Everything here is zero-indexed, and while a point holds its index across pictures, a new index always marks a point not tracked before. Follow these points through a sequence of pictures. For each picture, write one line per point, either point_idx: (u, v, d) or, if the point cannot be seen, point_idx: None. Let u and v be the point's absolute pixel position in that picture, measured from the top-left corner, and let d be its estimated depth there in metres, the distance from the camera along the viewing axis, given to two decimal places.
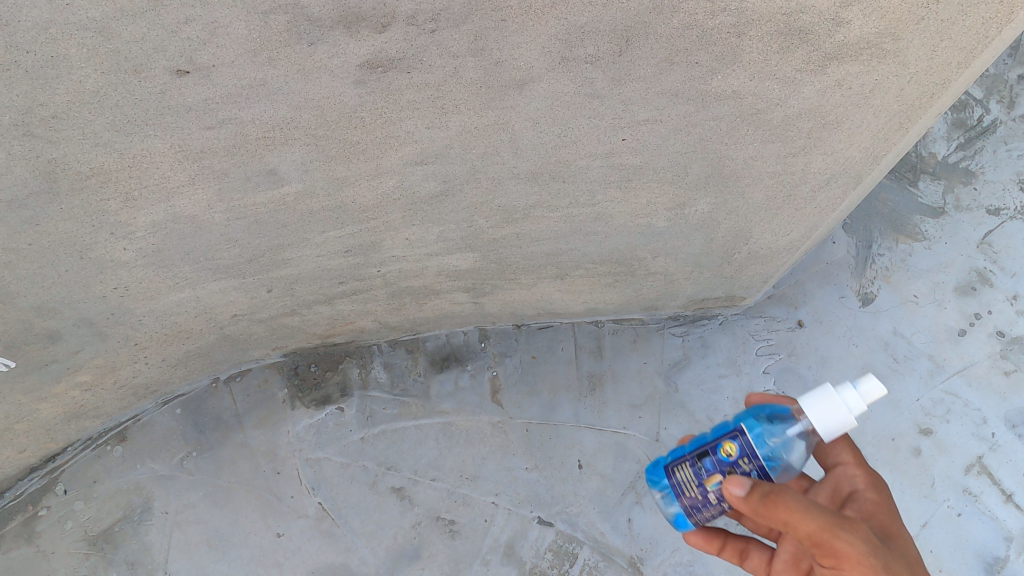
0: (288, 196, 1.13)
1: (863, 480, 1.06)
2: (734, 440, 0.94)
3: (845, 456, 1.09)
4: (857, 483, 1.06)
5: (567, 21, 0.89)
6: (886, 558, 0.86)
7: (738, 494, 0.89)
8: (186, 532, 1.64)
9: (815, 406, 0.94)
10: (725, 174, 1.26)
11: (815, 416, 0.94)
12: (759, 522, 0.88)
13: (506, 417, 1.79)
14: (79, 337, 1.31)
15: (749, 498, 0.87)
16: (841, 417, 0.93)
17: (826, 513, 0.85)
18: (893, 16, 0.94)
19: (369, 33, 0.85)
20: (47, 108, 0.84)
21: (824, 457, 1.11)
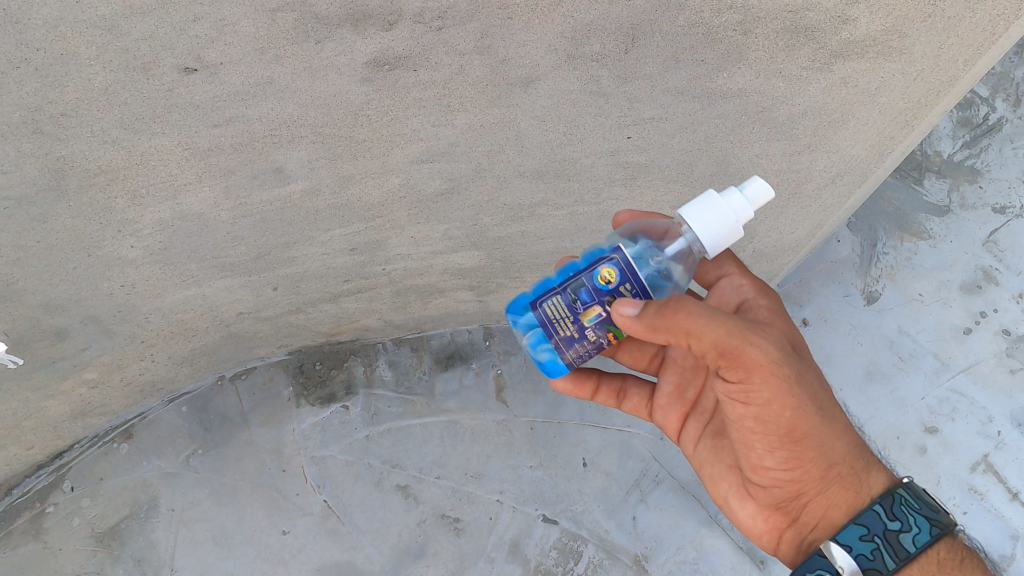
0: (294, 194, 1.13)
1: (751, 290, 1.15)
2: (613, 264, 0.89)
3: (729, 268, 1.18)
4: (745, 292, 1.16)
5: (573, 19, 0.89)
6: (793, 366, 0.98)
7: (630, 307, 0.89)
8: (192, 529, 1.65)
9: (702, 211, 0.91)
10: (730, 172, 1.26)
11: (703, 223, 0.91)
12: (656, 337, 0.91)
13: (511, 415, 1.79)
14: (86, 334, 1.31)
15: (644, 313, 0.89)
16: (727, 222, 0.91)
17: (725, 325, 0.93)
18: (899, 13, 0.94)
19: (376, 31, 0.86)
20: (56, 106, 0.84)
21: (708, 272, 1.20)
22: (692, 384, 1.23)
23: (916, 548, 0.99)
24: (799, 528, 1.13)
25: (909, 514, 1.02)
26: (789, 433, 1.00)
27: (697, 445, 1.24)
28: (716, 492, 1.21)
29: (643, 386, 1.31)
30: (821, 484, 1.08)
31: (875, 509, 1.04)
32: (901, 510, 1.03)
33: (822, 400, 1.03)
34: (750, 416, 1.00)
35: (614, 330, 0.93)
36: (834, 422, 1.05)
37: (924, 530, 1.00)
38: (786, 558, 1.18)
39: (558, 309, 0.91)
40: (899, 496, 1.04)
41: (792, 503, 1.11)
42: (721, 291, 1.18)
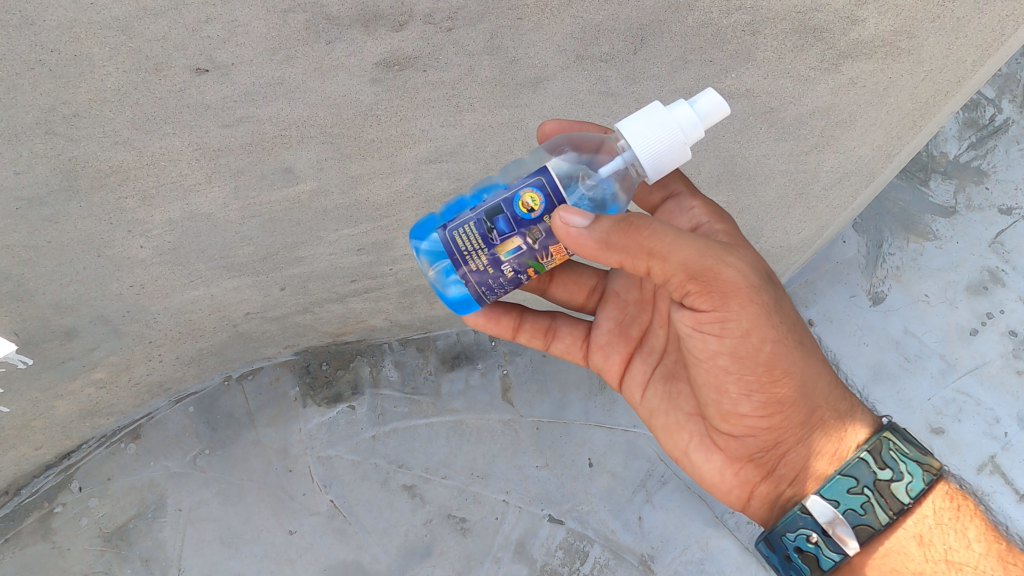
0: (302, 194, 1.14)
1: (704, 213, 1.12)
2: (535, 188, 0.86)
3: (678, 189, 1.15)
4: (699, 216, 1.12)
5: (582, 19, 0.90)
6: (769, 295, 1.00)
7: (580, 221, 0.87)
8: (200, 529, 1.65)
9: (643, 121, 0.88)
10: (737, 173, 1.26)
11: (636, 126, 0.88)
12: (607, 254, 0.90)
13: (517, 415, 1.80)
14: (96, 334, 1.32)
15: (597, 227, 0.87)
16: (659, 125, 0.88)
17: (694, 246, 0.93)
18: (907, 14, 0.95)
19: (386, 32, 0.86)
20: (69, 107, 0.85)
21: (650, 197, 1.17)
22: (637, 320, 1.27)
23: (911, 498, 1.02)
24: (774, 482, 1.13)
25: (900, 461, 1.03)
26: (769, 369, 1.02)
27: (647, 386, 1.25)
28: (674, 444, 1.21)
29: (576, 326, 1.34)
30: (798, 431, 1.10)
31: (863, 459, 1.03)
32: (888, 455, 1.03)
33: (797, 333, 1.04)
34: (724, 351, 1.00)
35: (533, 264, 0.91)
36: (813, 360, 1.07)
37: (917, 477, 1.02)
38: (755, 512, 1.18)
39: (470, 240, 0.89)
40: (890, 440, 1.04)
41: (766, 454, 1.12)
42: (670, 215, 1.14)
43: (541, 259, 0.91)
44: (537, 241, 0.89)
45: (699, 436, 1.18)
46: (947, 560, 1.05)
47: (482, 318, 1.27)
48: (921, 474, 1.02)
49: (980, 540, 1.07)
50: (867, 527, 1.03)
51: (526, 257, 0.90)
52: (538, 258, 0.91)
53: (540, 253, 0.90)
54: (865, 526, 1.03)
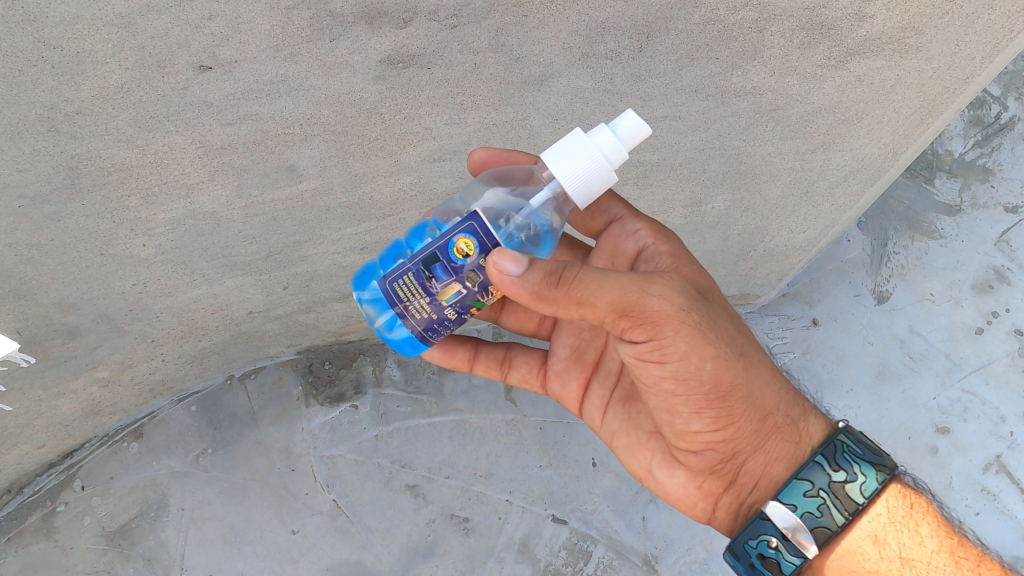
0: (305, 192, 1.13)
1: (647, 234, 1.14)
2: (469, 233, 0.85)
3: (619, 212, 1.17)
4: (643, 237, 1.14)
5: (587, 17, 0.89)
6: (701, 312, 0.98)
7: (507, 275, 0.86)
8: (202, 528, 1.64)
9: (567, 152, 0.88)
10: (743, 171, 1.26)
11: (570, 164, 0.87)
12: (537, 305, 0.91)
13: (520, 415, 1.80)
14: (98, 332, 1.31)
15: (528, 274, 0.86)
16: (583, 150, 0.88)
17: (619, 283, 0.91)
18: (916, 10, 0.94)
19: (391, 29, 0.86)
20: (71, 104, 0.84)
21: (595, 218, 1.19)
22: (591, 345, 1.27)
23: (865, 498, 1.01)
24: (736, 492, 1.12)
25: (853, 462, 1.03)
26: (714, 385, 1.00)
27: (607, 410, 1.25)
28: (637, 463, 1.21)
29: (530, 355, 1.35)
30: (754, 440, 1.09)
31: (817, 462, 1.03)
32: (842, 457, 1.03)
33: (740, 347, 1.04)
34: (666, 376, 0.99)
35: (475, 303, 0.91)
36: (759, 369, 1.07)
37: (870, 477, 1.02)
38: (722, 526, 1.17)
39: (411, 289, 0.88)
40: (842, 442, 1.04)
41: (726, 464, 1.11)
42: (614, 237, 1.17)
43: (481, 298, 0.91)
44: (477, 284, 0.88)
45: (661, 453, 1.18)
46: (901, 557, 1.05)
47: (437, 352, 1.30)
48: (873, 474, 1.02)
49: (932, 536, 1.07)
50: (824, 530, 1.01)
51: (468, 299, 0.90)
52: (477, 298, 0.91)
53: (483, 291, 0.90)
54: (823, 529, 1.01)
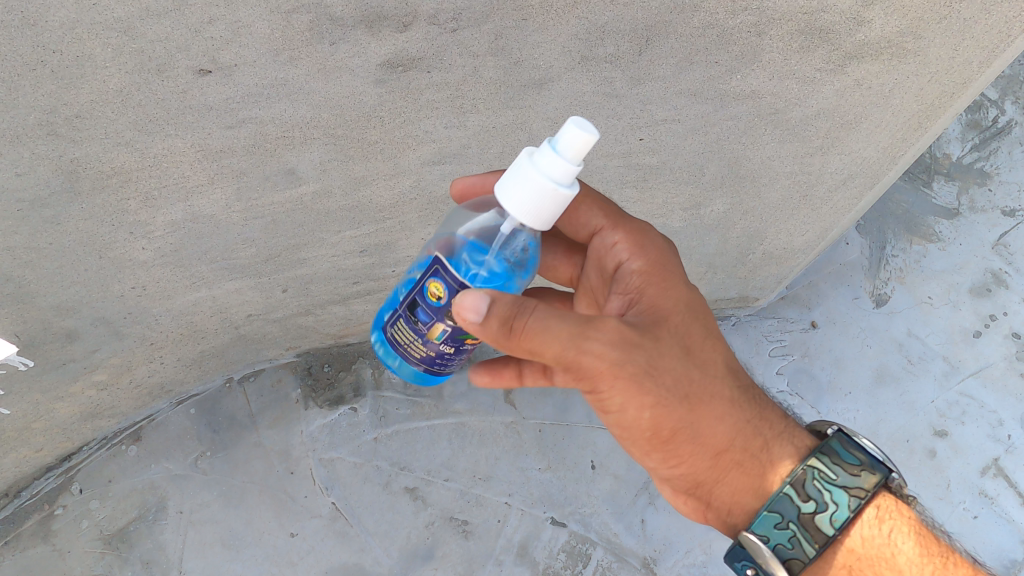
0: (305, 195, 1.13)
1: (625, 248, 1.03)
2: (437, 278, 0.85)
3: (595, 222, 1.05)
4: (619, 252, 1.03)
5: (587, 21, 0.89)
6: (639, 357, 0.89)
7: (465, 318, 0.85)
8: (201, 531, 1.64)
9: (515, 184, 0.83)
10: (742, 174, 1.26)
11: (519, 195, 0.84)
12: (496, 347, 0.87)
13: (520, 418, 1.80)
14: (97, 336, 1.31)
15: (488, 325, 0.82)
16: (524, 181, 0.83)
17: (560, 337, 0.84)
18: (914, 15, 0.94)
19: (391, 32, 0.86)
20: (70, 108, 0.84)
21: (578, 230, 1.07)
22: None
23: (836, 529, 0.96)
24: (717, 512, 1.05)
25: (824, 491, 0.97)
26: (654, 432, 0.95)
27: None
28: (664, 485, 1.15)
29: None
30: (721, 473, 1.01)
31: (786, 493, 0.97)
32: (813, 486, 0.97)
33: (688, 387, 0.94)
34: (615, 423, 0.95)
35: (468, 336, 0.90)
36: (712, 404, 0.97)
37: (842, 505, 0.97)
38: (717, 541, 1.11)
39: (406, 332, 0.92)
40: (813, 470, 0.97)
41: (698, 492, 1.04)
42: (595, 248, 1.06)
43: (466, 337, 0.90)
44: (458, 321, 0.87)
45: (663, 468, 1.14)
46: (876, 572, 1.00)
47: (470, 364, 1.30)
48: (841, 501, 0.97)
49: (915, 554, 1.01)
50: (798, 562, 0.96)
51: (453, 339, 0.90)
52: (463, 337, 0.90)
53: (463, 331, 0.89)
54: (796, 561, 0.96)
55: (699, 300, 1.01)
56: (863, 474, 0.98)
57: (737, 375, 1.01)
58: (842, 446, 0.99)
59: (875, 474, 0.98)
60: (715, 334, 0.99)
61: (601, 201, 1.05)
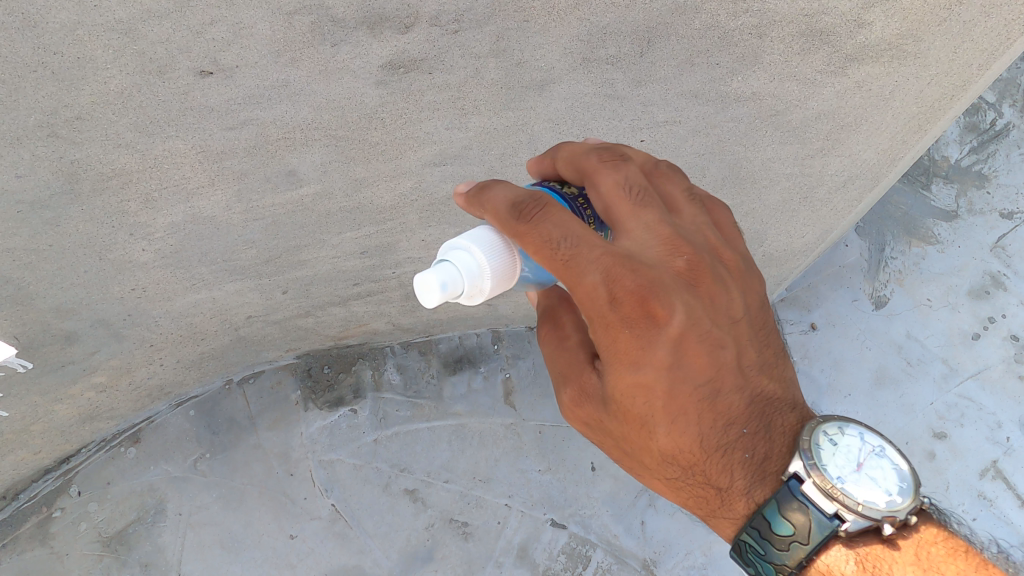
0: (306, 197, 1.13)
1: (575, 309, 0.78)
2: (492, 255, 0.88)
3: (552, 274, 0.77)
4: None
5: (589, 23, 0.90)
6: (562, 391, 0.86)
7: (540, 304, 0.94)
8: (200, 533, 1.63)
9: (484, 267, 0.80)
10: (742, 176, 1.26)
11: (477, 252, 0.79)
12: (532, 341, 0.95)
13: (519, 419, 1.80)
14: (97, 337, 1.31)
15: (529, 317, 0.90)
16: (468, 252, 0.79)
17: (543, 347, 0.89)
18: (915, 17, 0.95)
19: (392, 34, 0.86)
20: (71, 110, 0.84)
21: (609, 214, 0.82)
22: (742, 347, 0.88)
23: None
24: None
25: (756, 565, 0.84)
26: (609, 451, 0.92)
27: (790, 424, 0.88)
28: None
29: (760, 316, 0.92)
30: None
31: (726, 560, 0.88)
32: (745, 558, 0.85)
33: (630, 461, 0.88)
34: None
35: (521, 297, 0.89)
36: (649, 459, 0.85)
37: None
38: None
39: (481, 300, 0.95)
40: (745, 543, 0.84)
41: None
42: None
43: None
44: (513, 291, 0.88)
45: None
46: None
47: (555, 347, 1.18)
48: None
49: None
50: None
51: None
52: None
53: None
54: None
55: (666, 379, 0.79)
56: (792, 547, 0.81)
57: (697, 456, 0.83)
58: (776, 510, 0.81)
59: (808, 544, 0.80)
60: (668, 417, 0.81)
61: (548, 256, 0.73)
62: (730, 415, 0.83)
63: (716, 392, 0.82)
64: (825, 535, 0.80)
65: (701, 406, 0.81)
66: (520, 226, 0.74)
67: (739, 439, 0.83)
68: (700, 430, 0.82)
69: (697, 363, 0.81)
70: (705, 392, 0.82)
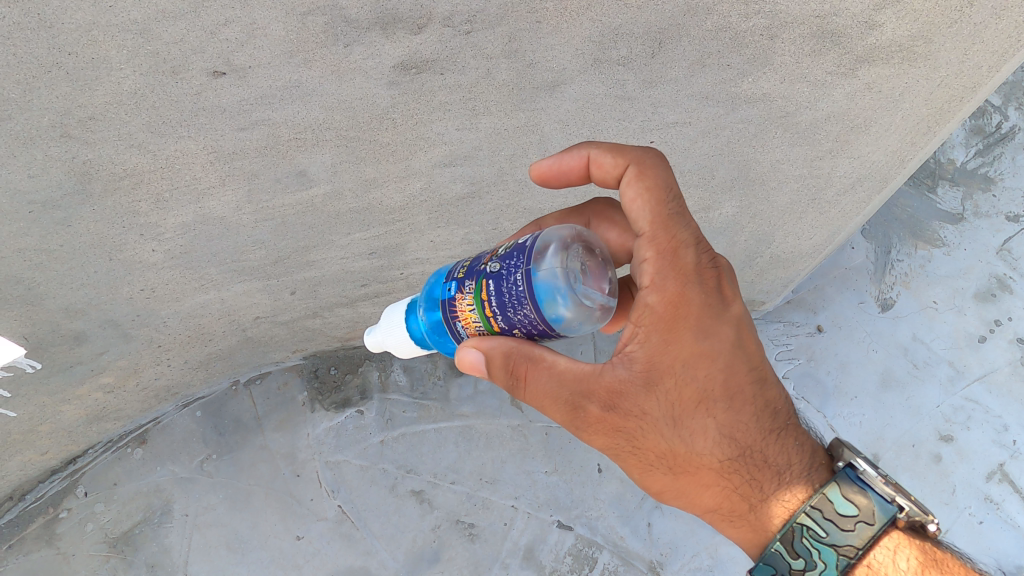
0: (316, 197, 1.13)
1: (647, 272, 0.91)
2: None
3: (642, 225, 0.94)
4: (643, 275, 0.92)
5: (601, 23, 0.90)
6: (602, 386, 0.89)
7: (479, 359, 0.89)
8: (207, 534, 1.63)
9: (395, 308, 1.02)
10: (751, 177, 1.27)
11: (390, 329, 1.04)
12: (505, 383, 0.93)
13: (525, 421, 1.81)
14: (106, 338, 1.32)
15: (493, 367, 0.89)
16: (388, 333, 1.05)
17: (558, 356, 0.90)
18: (926, 19, 0.95)
19: (405, 34, 0.86)
20: (85, 110, 0.85)
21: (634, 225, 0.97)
22: None
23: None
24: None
25: (815, 549, 0.88)
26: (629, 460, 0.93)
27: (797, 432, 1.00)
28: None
29: None
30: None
31: (773, 552, 0.90)
32: (801, 545, 0.89)
33: (672, 459, 0.92)
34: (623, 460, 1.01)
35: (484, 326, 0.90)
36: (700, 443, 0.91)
37: (832, 565, 0.87)
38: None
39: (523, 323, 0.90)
40: (802, 526, 0.89)
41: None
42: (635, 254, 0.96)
43: (490, 319, 0.88)
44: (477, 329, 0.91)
45: None
46: None
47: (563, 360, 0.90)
48: (832, 567, 0.87)
49: None
50: None
51: (525, 327, 0.87)
52: (483, 310, 0.88)
53: (506, 322, 0.88)
54: None
55: (729, 353, 0.92)
56: (857, 527, 0.88)
57: (753, 437, 0.92)
58: (840, 492, 0.89)
59: (873, 524, 0.88)
60: (727, 393, 0.91)
61: (662, 199, 0.93)
62: (776, 405, 0.95)
63: (766, 380, 0.94)
64: (889, 518, 0.88)
65: (755, 387, 0.93)
66: (645, 161, 0.95)
67: (787, 429, 0.95)
68: (753, 411, 0.92)
69: (751, 350, 0.94)
70: (758, 376, 0.94)
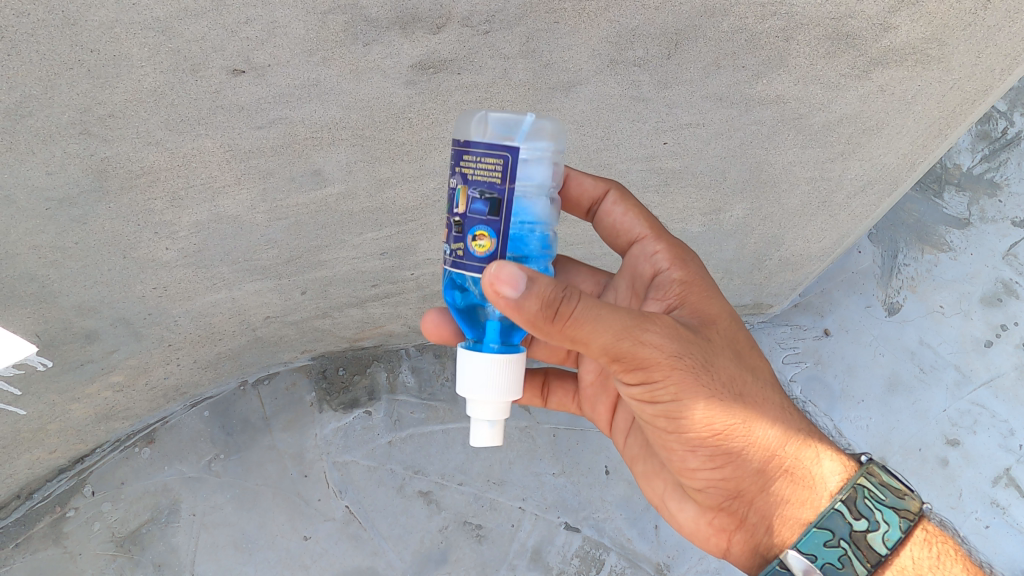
0: (329, 197, 1.14)
1: (665, 257, 1.02)
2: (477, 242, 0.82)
3: (640, 229, 1.04)
4: (659, 262, 1.02)
5: (619, 24, 0.92)
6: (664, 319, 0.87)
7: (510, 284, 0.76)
8: (213, 533, 1.64)
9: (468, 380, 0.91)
10: (762, 180, 1.27)
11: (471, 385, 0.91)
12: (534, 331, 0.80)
13: (533, 421, 1.79)
14: (117, 336, 1.32)
15: (527, 303, 0.77)
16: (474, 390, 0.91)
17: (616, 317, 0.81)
18: (939, 22, 0.97)
19: (423, 34, 0.89)
20: (105, 107, 0.85)
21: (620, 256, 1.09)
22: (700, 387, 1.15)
23: (888, 549, 0.94)
24: (750, 530, 1.03)
25: (876, 509, 0.95)
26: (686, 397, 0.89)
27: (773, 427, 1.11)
28: (651, 491, 1.16)
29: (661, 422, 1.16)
30: (758, 481, 0.99)
31: (837, 510, 0.95)
32: (863, 504, 0.95)
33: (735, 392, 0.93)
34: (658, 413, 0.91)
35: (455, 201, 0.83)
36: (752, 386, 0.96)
37: (894, 525, 0.95)
38: (739, 562, 1.09)
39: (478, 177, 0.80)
40: (863, 488, 0.96)
41: (735, 502, 1.02)
42: (632, 258, 1.06)
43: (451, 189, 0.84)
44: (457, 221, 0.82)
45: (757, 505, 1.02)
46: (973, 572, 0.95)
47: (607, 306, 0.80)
48: (893, 524, 0.95)
49: None
50: None
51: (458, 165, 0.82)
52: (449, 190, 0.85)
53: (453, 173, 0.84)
54: None
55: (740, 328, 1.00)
56: (910, 496, 0.96)
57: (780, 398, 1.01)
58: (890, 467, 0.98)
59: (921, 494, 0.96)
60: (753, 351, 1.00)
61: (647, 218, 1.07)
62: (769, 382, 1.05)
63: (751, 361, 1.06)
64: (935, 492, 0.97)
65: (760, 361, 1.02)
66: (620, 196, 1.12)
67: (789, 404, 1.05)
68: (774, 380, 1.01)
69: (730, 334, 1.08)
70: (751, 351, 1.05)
